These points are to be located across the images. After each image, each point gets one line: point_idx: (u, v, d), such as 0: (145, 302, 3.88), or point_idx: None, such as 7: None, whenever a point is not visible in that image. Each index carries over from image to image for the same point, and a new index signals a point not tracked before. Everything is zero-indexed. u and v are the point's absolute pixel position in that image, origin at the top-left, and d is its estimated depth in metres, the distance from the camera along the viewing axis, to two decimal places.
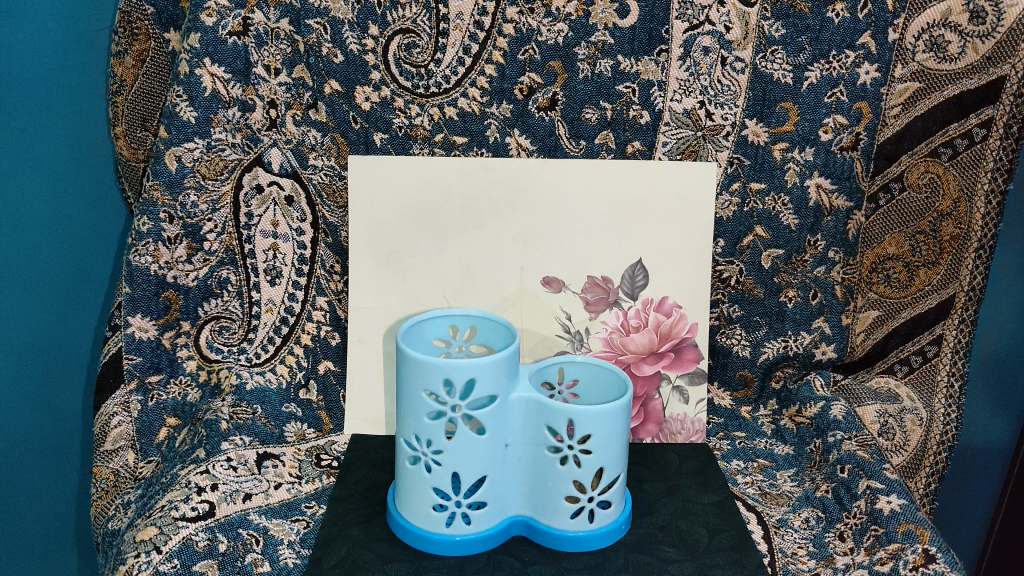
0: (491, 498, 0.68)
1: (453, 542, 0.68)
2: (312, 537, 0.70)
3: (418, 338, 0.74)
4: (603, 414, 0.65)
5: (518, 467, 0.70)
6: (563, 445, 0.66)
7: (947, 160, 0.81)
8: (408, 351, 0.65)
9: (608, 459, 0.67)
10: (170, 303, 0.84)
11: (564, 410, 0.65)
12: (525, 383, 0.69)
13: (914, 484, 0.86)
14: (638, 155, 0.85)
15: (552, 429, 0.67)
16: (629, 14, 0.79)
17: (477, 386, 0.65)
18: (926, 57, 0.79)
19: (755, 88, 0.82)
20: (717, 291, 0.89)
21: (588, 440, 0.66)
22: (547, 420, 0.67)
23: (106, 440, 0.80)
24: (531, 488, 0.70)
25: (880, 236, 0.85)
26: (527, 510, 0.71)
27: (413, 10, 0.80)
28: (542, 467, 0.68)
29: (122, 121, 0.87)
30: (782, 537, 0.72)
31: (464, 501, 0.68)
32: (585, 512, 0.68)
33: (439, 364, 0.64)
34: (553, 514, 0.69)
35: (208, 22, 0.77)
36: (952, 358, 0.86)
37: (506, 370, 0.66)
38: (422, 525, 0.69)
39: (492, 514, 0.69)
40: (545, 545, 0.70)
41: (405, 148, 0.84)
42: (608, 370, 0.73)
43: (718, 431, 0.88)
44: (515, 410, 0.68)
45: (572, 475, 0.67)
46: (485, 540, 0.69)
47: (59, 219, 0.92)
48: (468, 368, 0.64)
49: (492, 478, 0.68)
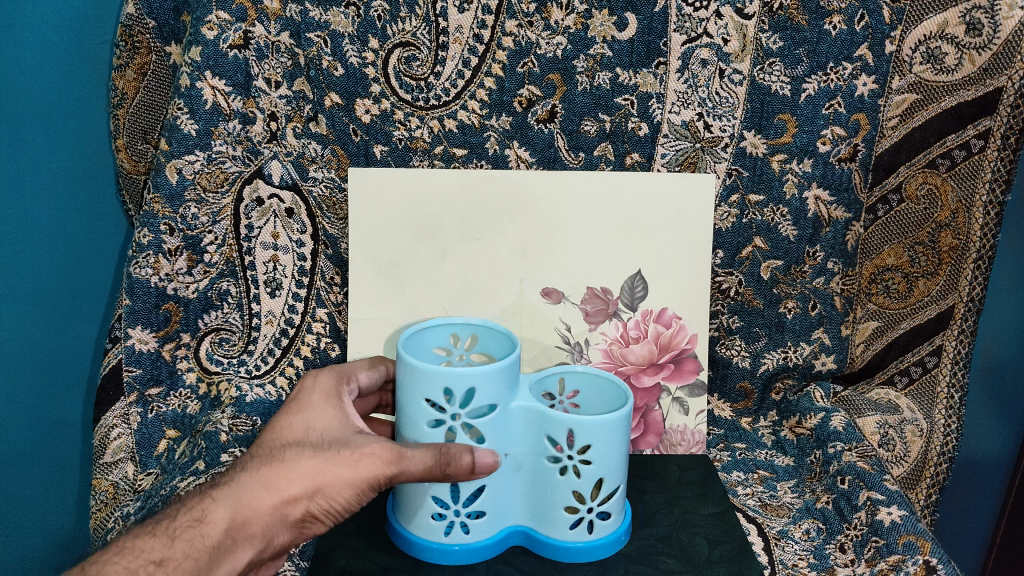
0: (488, 508, 0.68)
1: (452, 551, 0.68)
2: (311, 550, 0.73)
3: (419, 346, 0.74)
4: (604, 423, 0.64)
5: (517, 476, 0.69)
6: (563, 455, 0.66)
7: (945, 171, 0.82)
8: (408, 359, 0.65)
9: (607, 470, 0.66)
10: (170, 315, 0.84)
11: (564, 420, 0.65)
12: (525, 392, 0.68)
13: (915, 495, 0.87)
14: (637, 167, 0.85)
15: (552, 439, 0.66)
16: (627, 27, 0.80)
17: (477, 395, 0.64)
18: (923, 69, 0.79)
19: (754, 100, 0.82)
20: (717, 302, 0.89)
21: (591, 450, 0.65)
22: (547, 429, 0.66)
23: (106, 453, 0.79)
24: (532, 498, 0.69)
25: (879, 247, 0.86)
26: (526, 519, 0.71)
27: (413, 23, 0.80)
28: (542, 477, 0.68)
29: (123, 134, 0.88)
30: (782, 548, 0.72)
31: (463, 510, 0.67)
32: (584, 522, 0.68)
33: (440, 371, 0.63)
34: (553, 525, 0.68)
35: (208, 35, 0.78)
36: (952, 368, 0.87)
37: (507, 379, 0.65)
38: (423, 535, 0.69)
39: (491, 524, 0.69)
40: (544, 556, 0.69)
41: (405, 160, 0.85)
42: (607, 380, 0.72)
43: (719, 442, 0.88)
44: (515, 418, 0.67)
45: (571, 485, 0.67)
46: (482, 548, 0.68)
47: (71, 246, 0.95)
48: (468, 376, 0.63)
49: (490, 488, 0.67)
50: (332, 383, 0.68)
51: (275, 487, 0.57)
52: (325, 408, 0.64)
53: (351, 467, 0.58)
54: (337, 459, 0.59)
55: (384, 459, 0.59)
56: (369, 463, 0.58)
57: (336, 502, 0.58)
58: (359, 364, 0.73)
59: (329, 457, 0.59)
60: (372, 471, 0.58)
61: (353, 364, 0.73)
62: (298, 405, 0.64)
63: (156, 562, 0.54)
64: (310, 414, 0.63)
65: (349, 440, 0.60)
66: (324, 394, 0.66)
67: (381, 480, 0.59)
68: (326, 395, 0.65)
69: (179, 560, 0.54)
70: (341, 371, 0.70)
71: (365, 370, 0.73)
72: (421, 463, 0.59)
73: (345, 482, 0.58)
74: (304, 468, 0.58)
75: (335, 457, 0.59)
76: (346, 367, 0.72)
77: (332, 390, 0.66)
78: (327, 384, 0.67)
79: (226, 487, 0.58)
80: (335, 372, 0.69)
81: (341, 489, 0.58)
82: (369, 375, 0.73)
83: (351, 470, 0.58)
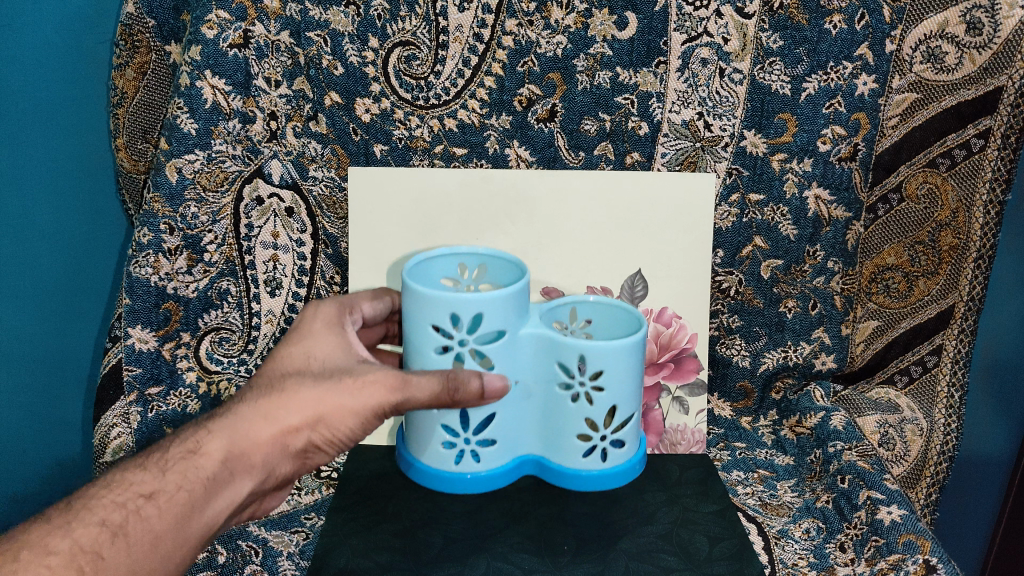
0: (498, 437, 0.74)
1: (464, 479, 0.75)
2: (312, 549, 0.73)
3: (429, 276, 0.76)
4: (613, 350, 0.68)
5: (529, 404, 0.74)
6: (575, 382, 0.70)
7: (945, 170, 0.82)
8: (416, 286, 0.67)
9: (618, 397, 0.71)
10: (170, 314, 0.84)
11: (575, 348, 0.69)
12: (535, 319, 0.72)
13: (914, 494, 0.87)
14: (638, 166, 0.85)
15: (564, 366, 0.71)
16: (627, 26, 0.80)
17: (485, 320, 0.67)
18: (924, 69, 0.79)
19: (754, 99, 0.82)
20: (717, 302, 0.89)
21: (602, 376, 0.70)
22: (558, 357, 0.70)
23: (106, 452, 0.81)
24: (544, 425, 0.75)
25: (880, 246, 0.86)
26: (538, 447, 0.77)
27: (413, 22, 0.80)
28: (555, 403, 0.73)
29: (122, 133, 0.88)
30: (782, 547, 0.72)
31: (474, 439, 0.73)
32: (596, 446, 0.74)
33: (448, 298, 0.66)
34: (564, 450, 0.75)
35: (208, 34, 0.78)
36: (952, 368, 0.87)
37: (515, 304, 0.68)
38: (435, 466, 0.76)
39: (502, 452, 0.75)
40: (556, 478, 0.76)
41: (405, 159, 0.85)
42: (619, 309, 0.74)
43: (719, 441, 0.88)
44: (524, 346, 0.71)
45: (583, 411, 0.72)
46: (491, 476, 0.76)
47: (70, 244, 0.94)
48: (476, 302, 0.66)
49: (500, 416, 0.73)
50: (333, 314, 0.71)
51: (276, 419, 0.61)
52: (327, 336, 0.68)
53: (355, 395, 0.62)
54: (338, 388, 0.62)
55: (388, 386, 0.62)
56: (373, 390, 0.62)
57: (339, 431, 0.62)
58: (363, 295, 0.76)
59: (331, 386, 0.62)
60: (376, 397, 0.62)
61: (356, 295, 0.76)
62: (300, 335, 0.67)
63: (146, 494, 0.56)
64: (311, 343, 0.66)
65: (352, 369, 0.64)
66: (326, 323, 0.69)
67: (386, 407, 0.62)
68: (328, 324, 0.69)
69: (170, 491, 0.57)
70: (343, 302, 0.73)
71: (370, 302, 0.76)
72: (429, 390, 0.62)
73: (349, 410, 0.61)
74: (306, 398, 0.61)
75: (338, 386, 0.62)
76: (349, 299, 0.75)
77: (333, 320, 0.70)
78: (329, 314, 0.71)
79: (223, 419, 0.61)
80: (338, 303, 0.73)
81: (344, 417, 0.61)
82: (373, 305, 0.76)
83: (355, 398, 0.62)
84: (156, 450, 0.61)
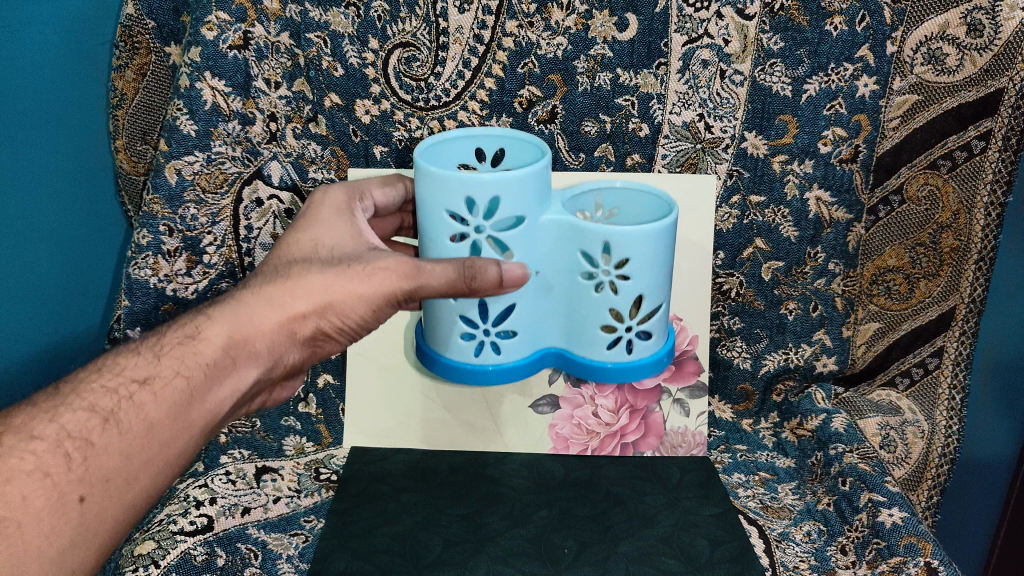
0: (519, 328, 0.71)
1: (487, 371, 0.72)
2: (311, 552, 0.72)
3: (441, 158, 0.73)
4: (641, 236, 0.65)
5: (552, 294, 0.72)
6: (599, 270, 0.68)
7: (946, 172, 0.82)
8: (427, 167, 0.63)
9: (645, 286, 0.68)
10: (169, 315, 0.85)
11: (600, 233, 0.66)
12: (557, 206, 0.69)
13: (916, 497, 0.88)
14: (638, 168, 0.85)
15: (587, 254, 0.68)
16: (628, 28, 0.79)
17: (501, 205, 0.64)
18: (925, 70, 0.79)
19: (754, 101, 0.81)
20: (717, 303, 0.88)
21: (628, 264, 0.67)
22: (581, 244, 0.67)
23: None
24: (568, 316, 0.73)
25: (880, 248, 0.85)
26: (560, 341, 0.75)
27: (413, 23, 0.80)
28: (578, 293, 0.70)
29: (122, 135, 0.88)
30: (783, 550, 0.72)
31: (494, 330, 0.71)
32: (621, 340, 0.72)
33: (460, 178, 0.62)
34: (589, 344, 0.72)
35: (208, 36, 0.77)
36: (953, 370, 0.87)
37: (535, 188, 0.64)
38: (455, 359, 0.72)
39: (524, 343, 0.73)
40: (579, 371, 0.74)
41: (405, 160, 0.84)
42: (652, 196, 0.73)
43: (720, 444, 0.87)
44: (545, 231, 0.68)
45: (608, 303, 0.69)
46: (515, 368, 0.73)
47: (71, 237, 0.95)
48: (491, 185, 0.63)
49: (520, 307, 0.70)
50: (343, 199, 0.71)
51: (283, 305, 0.63)
52: (336, 222, 0.69)
53: (366, 281, 0.63)
54: (348, 274, 0.63)
55: (400, 274, 0.63)
56: (384, 277, 0.63)
57: (348, 317, 0.64)
58: (374, 182, 0.76)
59: (341, 273, 0.64)
60: (387, 284, 0.63)
61: (367, 181, 0.75)
62: (311, 220, 0.69)
63: (141, 379, 0.59)
64: (320, 228, 0.68)
65: (361, 257, 0.65)
66: (335, 209, 0.70)
67: (399, 294, 0.63)
68: (337, 211, 0.70)
69: (168, 376, 0.60)
70: (353, 187, 0.73)
71: (381, 188, 0.76)
72: (443, 278, 0.62)
73: (357, 297, 0.63)
74: (314, 285, 0.63)
75: (348, 270, 0.64)
76: (360, 184, 0.75)
77: (342, 206, 0.71)
78: (337, 200, 0.71)
79: (225, 306, 0.64)
80: (348, 188, 0.73)
81: (353, 303, 0.63)
82: (384, 193, 0.76)
83: (365, 282, 0.63)
84: (154, 334, 0.64)
